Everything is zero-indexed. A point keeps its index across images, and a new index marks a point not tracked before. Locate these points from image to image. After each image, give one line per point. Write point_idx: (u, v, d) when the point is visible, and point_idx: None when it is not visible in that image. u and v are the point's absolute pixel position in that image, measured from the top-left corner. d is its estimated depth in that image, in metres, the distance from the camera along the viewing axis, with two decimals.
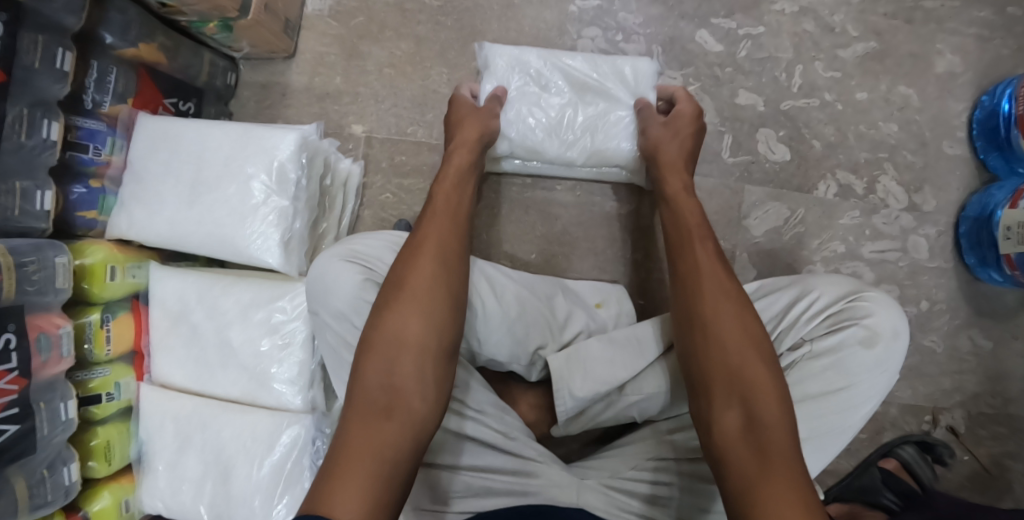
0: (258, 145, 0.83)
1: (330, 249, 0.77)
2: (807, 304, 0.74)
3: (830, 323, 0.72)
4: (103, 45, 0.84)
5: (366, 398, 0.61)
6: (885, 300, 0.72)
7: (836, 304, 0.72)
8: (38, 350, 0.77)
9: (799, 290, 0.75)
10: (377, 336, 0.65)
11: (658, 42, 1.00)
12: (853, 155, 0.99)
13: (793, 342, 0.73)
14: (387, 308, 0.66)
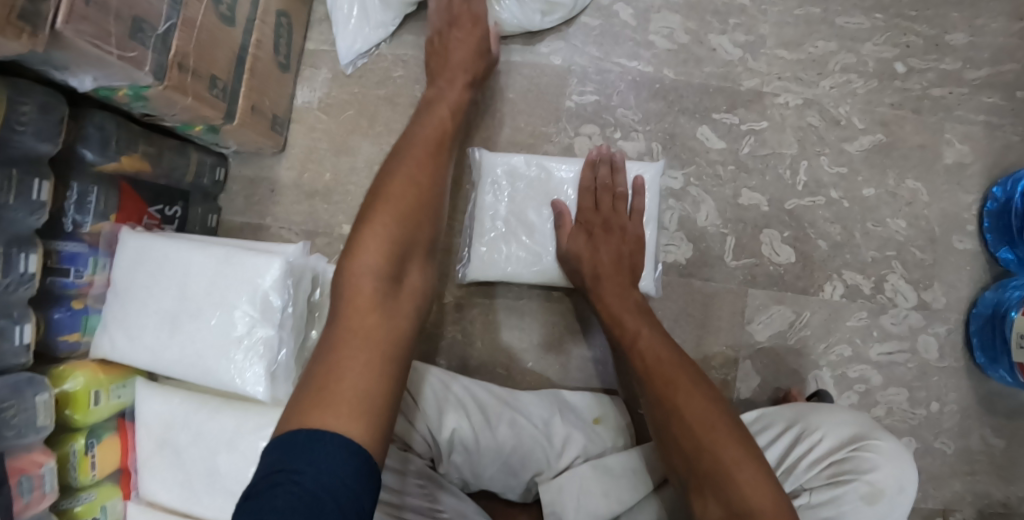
0: (241, 272, 0.80)
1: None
2: (810, 450, 0.71)
3: (831, 474, 0.69)
4: (82, 164, 0.81)
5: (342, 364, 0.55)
6: (891, 450, 0.68)
7: (838, 452, 0.70)
8: (19, 494, 0.74)
9: (799, 428, 0.73)
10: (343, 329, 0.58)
11: (658, 139, 0.97)
12: (859, 254, 0.96)
13: (792, 489, 0.71)
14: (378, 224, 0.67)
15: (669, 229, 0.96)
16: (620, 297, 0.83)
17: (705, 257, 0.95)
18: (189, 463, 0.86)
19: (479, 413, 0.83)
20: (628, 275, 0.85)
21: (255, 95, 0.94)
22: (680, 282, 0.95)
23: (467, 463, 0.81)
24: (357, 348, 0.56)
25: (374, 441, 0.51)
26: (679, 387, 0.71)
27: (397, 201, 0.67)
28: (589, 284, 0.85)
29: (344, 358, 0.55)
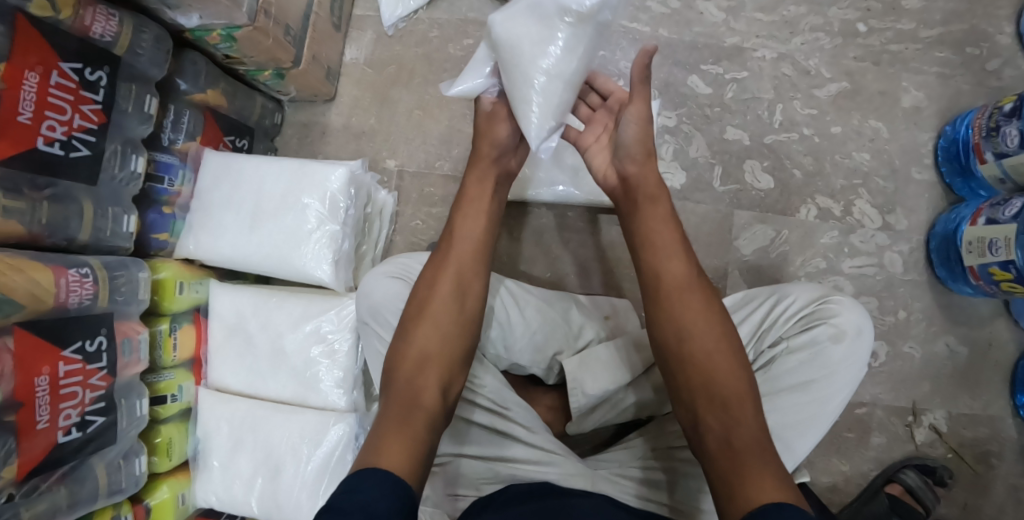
0: (313, 179, 0.97)
1: (377, 268, 0.93)
2: (785, 309, 0.84)
3: (805, 323, 0.83)
4: (177, 91, 0.99)
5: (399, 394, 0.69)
6: (849, 301, 0.82)
7: (808, 307, 0.83)
8: (123, 352, 0.88)
9: (777, 295, 0.86)
10: (406, 345, 0.74)
11: (655, 86, 1.14)
12: (830, 182, 1.12)
13: (773, 340, 0.84)
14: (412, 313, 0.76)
15: (666, 159, 1.12)
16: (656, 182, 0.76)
17: (697, 183, 1.12)
18: (258, 348, 1.01)
19: (510, 298, 0.98)
20: None
21: (316, 47, 1.12)
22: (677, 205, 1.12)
23: (500, 339, 0.95)
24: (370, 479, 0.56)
25: (409, 472, 0.60)
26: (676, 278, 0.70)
27: (444, 305, 0.76)
28: None
29: (386, 428, 0.65)
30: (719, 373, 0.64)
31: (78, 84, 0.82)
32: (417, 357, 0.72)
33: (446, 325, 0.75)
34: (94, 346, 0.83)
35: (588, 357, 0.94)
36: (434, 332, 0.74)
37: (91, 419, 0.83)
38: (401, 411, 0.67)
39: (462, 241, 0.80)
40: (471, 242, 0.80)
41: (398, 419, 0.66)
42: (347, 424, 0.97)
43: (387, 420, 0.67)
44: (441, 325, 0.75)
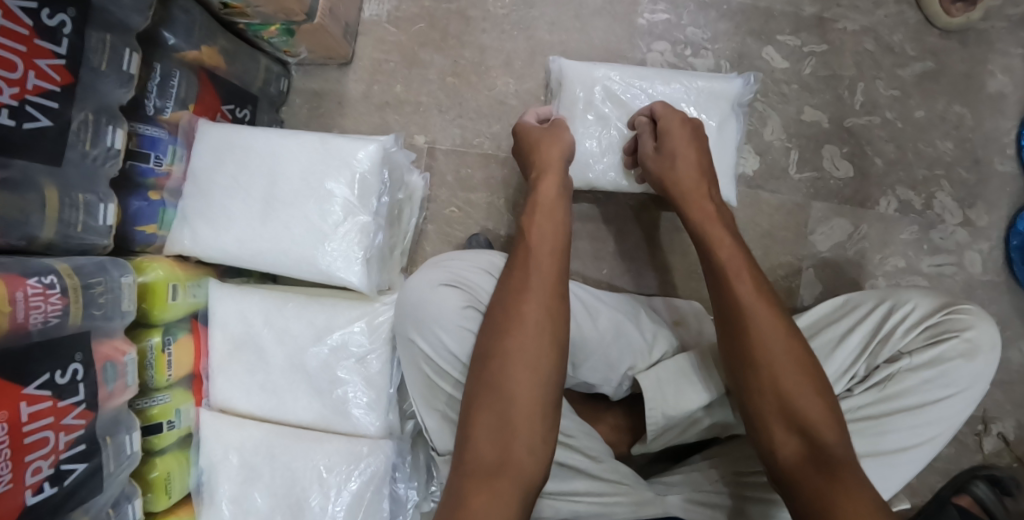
0: (337, 157, 0.79)
1: (423, 271, 0.75)
2: (903, 319, 0.77)
3: (930, 335, 0.75)
4: (165, 47, 0.78)
5: (473, 457, 0.62)
6: (977, 311, 0.76)
7: (932, 317, 0.76)
8: (105, 380, 0.70)
9: (890, 302, 0.78)
10: (476, 395, 0.65)
11: (727, 57, 1.01)
12: (912, 172, 1.02)
13: (891, 355, 0.76)
14: (489, 347, 0.66)
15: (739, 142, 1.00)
16: (695, 207, 0.77)
17: (772, 170, 1.00)
18: (272, 363, 0.83)
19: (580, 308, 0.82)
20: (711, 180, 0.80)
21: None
22: (749, 194, 1.00)
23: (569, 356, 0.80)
24: None
25: None
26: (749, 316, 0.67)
27: (528, 338, 0.66)
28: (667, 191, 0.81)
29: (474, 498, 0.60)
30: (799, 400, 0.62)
31: (32, 31, 0.61)
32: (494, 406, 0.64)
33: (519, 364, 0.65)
34: (66, 376, 0.65)
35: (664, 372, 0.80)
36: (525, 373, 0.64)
37: (68, 468, 0.66)
38: (486, 480, 0.61)
39: (544, 263, 0.70)
40: (551, 261, 0.71)
41: (485, 492, 0.60)
42: (384, 452, 0.81)
43: (471, 485, 0.61)
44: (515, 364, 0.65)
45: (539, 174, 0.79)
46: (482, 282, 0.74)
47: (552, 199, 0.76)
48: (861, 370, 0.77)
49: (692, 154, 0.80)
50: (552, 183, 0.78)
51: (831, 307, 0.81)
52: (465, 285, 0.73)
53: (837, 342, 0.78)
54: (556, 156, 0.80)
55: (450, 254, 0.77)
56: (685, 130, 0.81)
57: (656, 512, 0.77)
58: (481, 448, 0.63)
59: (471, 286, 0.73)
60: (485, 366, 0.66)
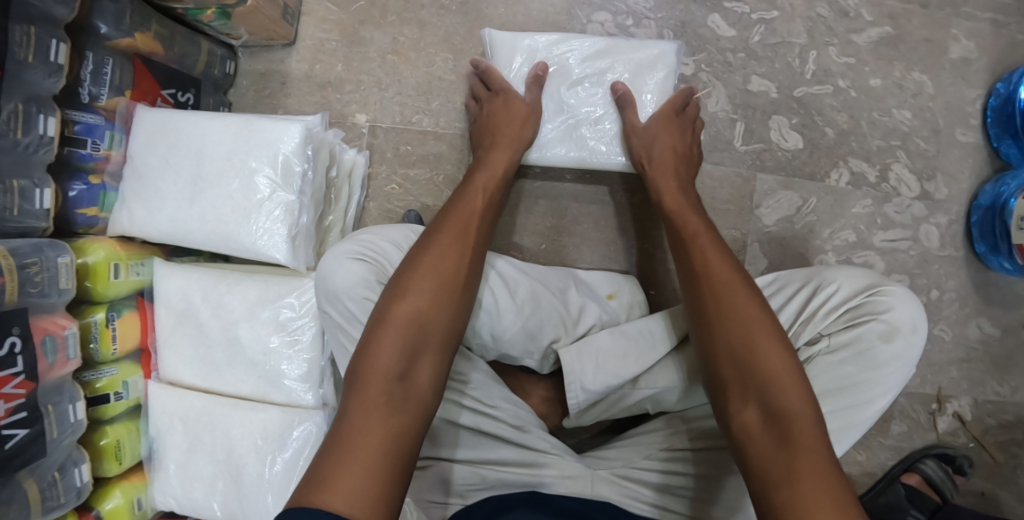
0: (261, 139, 0.82)
1: (338, 246, 0.79)
2: (825, 299, 0.77)
3: (849, 317, 0.76)
4: (97, 36, 0.82)
5: (379, 374, 0.60)
6: (902, 293, 0.76)
7: (855, 298, 0.76)
8: (45, 353, 0.75)
9: (816, 282, 0.79)
10: (396, 318, 0.64)
11: (670, 26, 0.98)
12: (865, 142, 0.98)
13: (811, 337, 0.77)
14: (406, 278, 0.67)
15: None
16: (678, 187, 0.83)
17: (715, 142, 0.97)
18: (212, 337, 0.88)
19: (498, 279, 0.83)
20: (685, 164, 0.86)
21: None
22: None
23: (488, 329, 0.82)
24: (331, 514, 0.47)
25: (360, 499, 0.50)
26: (730, 292, 0.68)
27: (443, 278, 0.68)
28: (649, 166, 0.85)
29: (363, 424, 0.56)
30: (774, 369, 0.61)
31: None
32: (413, 343, 0.63)
33: (449, 311, 0.66)
34: (4, 348, 0.71)
35: (587, 348, 0.81)
36: (444, 313, 0.66)
37: (10, 433, 0.71)
38: (386, 406, 0.58)
39: (456, 214, 0.74)
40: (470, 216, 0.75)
41: (383, 416, 0.57)
42: (315, 421, 0.86)
43: (361, 411, 0.57)
44: (447, 312, 0.66)
45: (491, 146, 0.86)
46: (390, 255, 0.78)
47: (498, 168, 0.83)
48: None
49: (666, 137, 0.86)
50: (503, 132, 0.86)
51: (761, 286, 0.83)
52: (373, 256, 0.77)
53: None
54: (516, 122, 0.86)
55: (375, 229, 0.81)
56: (671, 122, 0.87)
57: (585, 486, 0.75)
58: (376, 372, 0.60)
59: (380, 259, 0.77)
60: (410, 297, 0.65)
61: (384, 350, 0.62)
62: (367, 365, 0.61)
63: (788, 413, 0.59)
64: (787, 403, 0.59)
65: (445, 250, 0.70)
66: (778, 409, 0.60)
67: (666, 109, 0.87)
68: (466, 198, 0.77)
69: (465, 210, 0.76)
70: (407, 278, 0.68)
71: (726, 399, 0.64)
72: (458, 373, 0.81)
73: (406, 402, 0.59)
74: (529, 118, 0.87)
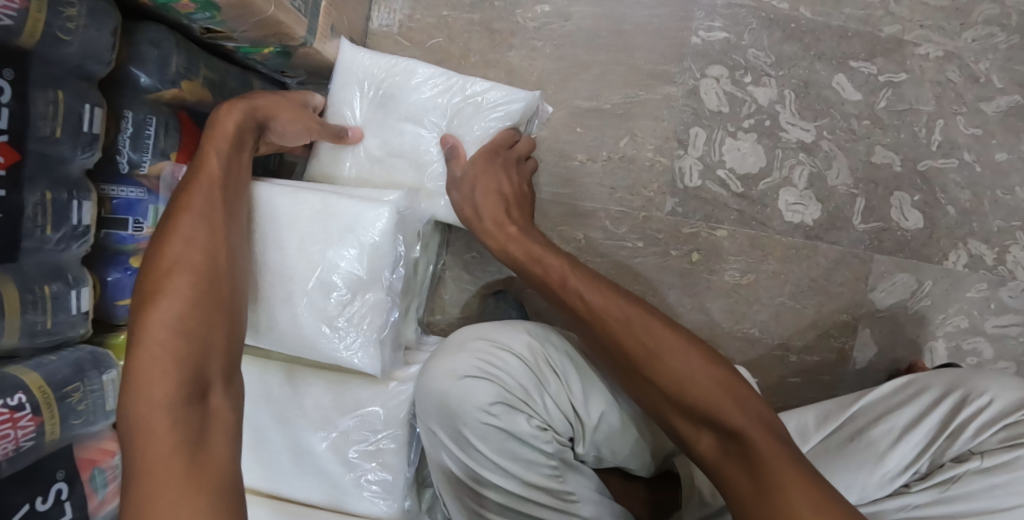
0: (341, 225, 0.69)
1: (448, 351, 0.71)
2: (979, 414, 0.65)
3: (1009, 436, 0.64)
4: (135, 89, 0.66)
5: (161, 429, 0.48)
6: None
7: (1015, 415, 0.64)
8: (92, 489, 0.62)
9: (962, 392, 0.68)
10: (139, 352, 0.52)
11: (791, 86, 0.87)
12: (986, 222, 0.91)
13: (959, 454, 0.65)
14: (138, 295, 0.55)
15: (798, 186, 0.88)
16: (523, 232, 0.71)
17: (833, 219, 0.88)
18: (280, 441, 0.75)
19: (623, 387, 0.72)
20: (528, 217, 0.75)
21: (334, 13, 0.79)
22: (806, 245, 0.89)
23: (607, 445, 0.71)
24: None
25: None
26: (631, 323, 0.60)
27: (189, 272, 0.57)
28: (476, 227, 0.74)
29: (146, 497, 0.44)
30: (694, 393, 0.56)
31: None
32: (198, 363, 0.53)
33: (212, 302, 0.57)
34: (48, 500, 0.57)
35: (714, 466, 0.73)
36: (187, 306, 0.55)
37: None
38: (170, 458, 0.46)
39: (197, 199, 0.61)
40: (212, 201, 0.61)
41: (159, 477, 0.45)
42: None
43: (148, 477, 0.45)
44: (204, 301, 0.56)
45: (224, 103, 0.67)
46: (510, 366, 0.69)
47: (227, 134, 0.64)
48: (923, 467, 0.66)
49: (489, 186, 0.74)
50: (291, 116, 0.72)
51: (892, 388, 0.71)
52: (490, 368, 0.68)
53: (896, 435, 0.67)
54: (288, 106, 0.72)
55: (484, 327, 0.73)
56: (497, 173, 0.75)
57: None
58: (148, 422, 0.49)
59: (501, 372, 0.68)
60: (159, 306, 0.54)
61: (145, 391, 0.50)
62: (124, 401, 0.50)
63: (736, 430, 0.53)
64: (727, 421, 0.54)
65: (177, 253, 0.57)
66: (722, 430, 0.54)
67: (489, 155, 0.75)
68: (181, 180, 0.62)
69: (190, 179, 0.62)
70: (148, 285, 0.56)
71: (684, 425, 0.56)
72: (568, 495, 0.68)
73: (190, 420, 0.49)
74: (245, 111, 0.66)
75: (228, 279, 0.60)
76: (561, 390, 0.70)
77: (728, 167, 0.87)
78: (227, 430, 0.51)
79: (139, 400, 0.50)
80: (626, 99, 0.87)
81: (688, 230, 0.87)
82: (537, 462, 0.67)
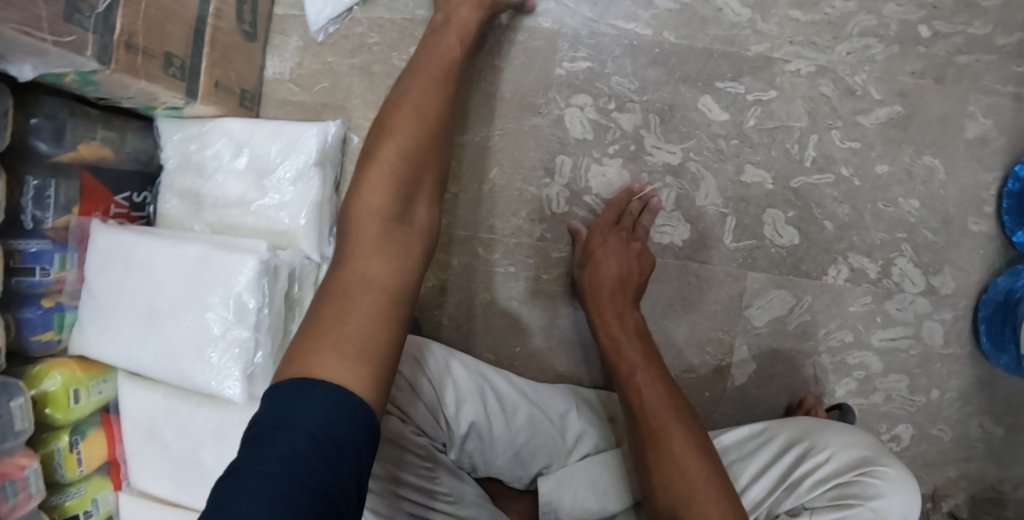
0: (215, 272, 0.78)
1: None
2: (812, 469, 0.72)
3: (837, 495, 0.69)
4: (36, 155, 0.77)
5: (359, 288, 0.58)
6: (899, 477, 0.68)
7: (844, 475, 0.70)
8: (5, 497, 0.74)
9: (805, 445, 0.74)
10: (367, 196, 0.65)
11: (656, 110, 0.90)
12: (868, 235, 0.91)
13: (793, 508, 0.71)
14: (364, 170, 0.67)
15: (666, 208, 0.90)
16: (619, 314, 0.81)
17: (704, 239, 0.90)
18: (179, 456, 0.85)
19: (497, 406, 0.82)
20: (631, 291, 0.83)
21: (219, 71, 0.87)
22: (677, 265, 0.91)
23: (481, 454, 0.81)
24: (260, 488, 0.40)
25: (366, 388, 0.51)
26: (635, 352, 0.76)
27: (382, 165, 0.67)
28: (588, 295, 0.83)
29: (315, 373, 0.50)
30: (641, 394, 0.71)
31: None
32: (402, 231, 0.64)
33: (408, 195, 0.66)
34: None
35: (568, 479, 0.81)
36: (381, 186, 0.65)
37: None
38: (340, 300, 0.57)
39: (406, 111, 0.72)
40: (413, 112, 0.71)
41: (330, 370, 0.50)
42: None
43: (326, 345, 0.53)
44: (416, 156, 0.69)
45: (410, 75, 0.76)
46: (390, 379, 0.78)
47: (440, 71, 0.76)
48: (760, 516, 0.72)
49: (621, 251, 0.84)
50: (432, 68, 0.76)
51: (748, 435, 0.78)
52: None
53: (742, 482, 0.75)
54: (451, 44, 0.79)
55: None
56: (615, 239, 0.84)
57: None
58: (359, 274, 0.60)
59: None
60: (365, 183, 0.66)
61: (362, 270, 0.60)
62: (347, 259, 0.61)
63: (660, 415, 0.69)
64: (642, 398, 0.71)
65: (398, 125, 0.70)
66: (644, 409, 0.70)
67: (610, 230, 0.85)
68: (395, 108, 0.72)
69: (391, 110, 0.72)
70: (362, 170, 0.67)
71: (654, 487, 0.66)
72: (444, 494, 0.76)
73: (393, 296, 0.59)
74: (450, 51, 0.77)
75: (426, 161, 0.70)
76: (436, 402, 0.79)
77: (594, 192, 0.91)
78: (393, 292, 0.60)
79: (352, 307, 0.57)
80: (496, 131, 0.92)
81: (559, 254, 0.92)
82: (412, 462, 0.75)
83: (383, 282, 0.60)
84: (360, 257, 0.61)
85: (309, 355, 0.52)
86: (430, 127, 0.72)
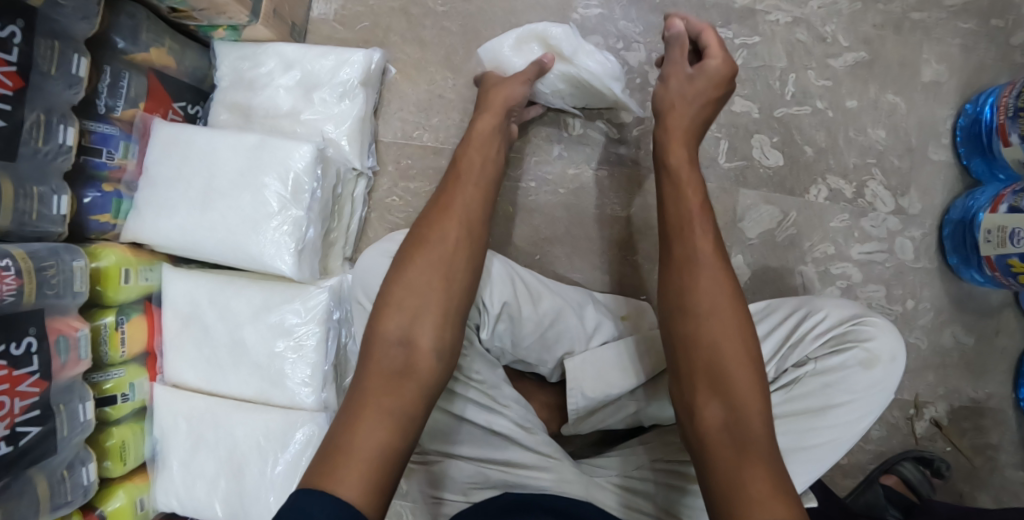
0: (273, 156, 0.87)
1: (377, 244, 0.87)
2: (813, 325, 0.80)
3: (834, 343, 0.79)
4: (114, 50, 0.86)
5: (385, 354, 0.62)
6: (884, 324, 0.79)
7: (840, 327, 0.79)
8: (57, 352, 0.78)
9: (804, 310, 0.82)
10: (413, 267, 0.68)
11: (658, 49, 1.04)
12: (842, 160, 1.04)
13: (798, 360, 0.79)
14: (420, 232, 0.71)
15: None
16: (691, 113, 0.77)
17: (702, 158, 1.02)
18: (219, 342, 0.91)
19: (525, 290, 0.89)
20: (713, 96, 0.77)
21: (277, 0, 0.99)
22: None
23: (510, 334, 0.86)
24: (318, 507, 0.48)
25: (373, 497, 0.52)
26: (694, 235, 0.67)
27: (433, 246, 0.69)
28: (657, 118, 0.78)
29: (354, 421, 0.56)
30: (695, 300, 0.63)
31: None
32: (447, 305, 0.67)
33: (455, 255, 0.70)
34: (21, 347, 0.73)
35: (590, 356, 0.85)
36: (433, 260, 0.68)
37: (24, 429, 0.74)
38: (392, 380, 0.60)
39: (462, 189, 0.76)
40: (469, 189, 0.76)
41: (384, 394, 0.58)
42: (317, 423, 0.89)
43: (372, 386, 0.59)
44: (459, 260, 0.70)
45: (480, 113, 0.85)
46: None
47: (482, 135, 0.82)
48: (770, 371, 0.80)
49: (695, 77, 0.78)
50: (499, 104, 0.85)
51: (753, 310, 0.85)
52: None
53: None
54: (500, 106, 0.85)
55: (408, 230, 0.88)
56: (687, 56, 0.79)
57: (577, 491, 0.74)
58: (388, 327, 0.64)
59: None
60: (420, 252, 0.69)
61: (396, 309, 0.65)
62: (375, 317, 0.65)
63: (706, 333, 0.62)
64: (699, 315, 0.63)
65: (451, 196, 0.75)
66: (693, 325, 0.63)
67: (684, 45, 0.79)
68: (464, 164, 0.80)
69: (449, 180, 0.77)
70: (414, 237, 0.71)
71: (687, 395, 0.61)
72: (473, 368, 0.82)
73: (409, 379, 0.60)
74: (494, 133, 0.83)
75: (470, 248, 0.72)
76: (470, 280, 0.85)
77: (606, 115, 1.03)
78: (428, 371, 0.62)
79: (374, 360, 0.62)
80: None
81: (574, 171, 1.03)
82: None
83: (421, 348, 0.62)
84: (407, 284, 0.67)
85: (365, 388, 0.59)
86: (482, 183, 0.78)
